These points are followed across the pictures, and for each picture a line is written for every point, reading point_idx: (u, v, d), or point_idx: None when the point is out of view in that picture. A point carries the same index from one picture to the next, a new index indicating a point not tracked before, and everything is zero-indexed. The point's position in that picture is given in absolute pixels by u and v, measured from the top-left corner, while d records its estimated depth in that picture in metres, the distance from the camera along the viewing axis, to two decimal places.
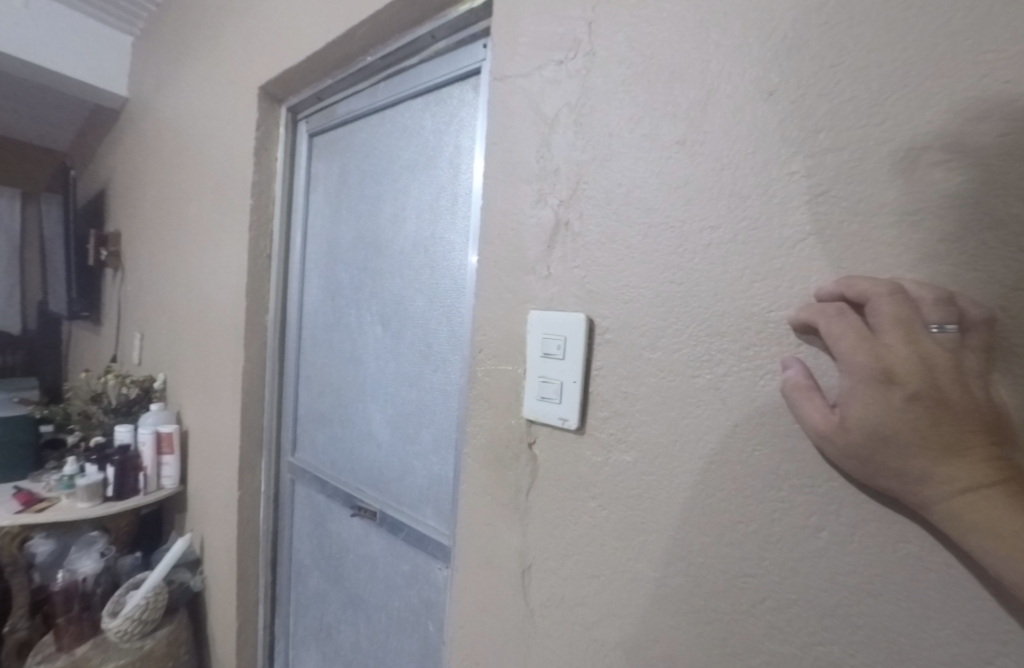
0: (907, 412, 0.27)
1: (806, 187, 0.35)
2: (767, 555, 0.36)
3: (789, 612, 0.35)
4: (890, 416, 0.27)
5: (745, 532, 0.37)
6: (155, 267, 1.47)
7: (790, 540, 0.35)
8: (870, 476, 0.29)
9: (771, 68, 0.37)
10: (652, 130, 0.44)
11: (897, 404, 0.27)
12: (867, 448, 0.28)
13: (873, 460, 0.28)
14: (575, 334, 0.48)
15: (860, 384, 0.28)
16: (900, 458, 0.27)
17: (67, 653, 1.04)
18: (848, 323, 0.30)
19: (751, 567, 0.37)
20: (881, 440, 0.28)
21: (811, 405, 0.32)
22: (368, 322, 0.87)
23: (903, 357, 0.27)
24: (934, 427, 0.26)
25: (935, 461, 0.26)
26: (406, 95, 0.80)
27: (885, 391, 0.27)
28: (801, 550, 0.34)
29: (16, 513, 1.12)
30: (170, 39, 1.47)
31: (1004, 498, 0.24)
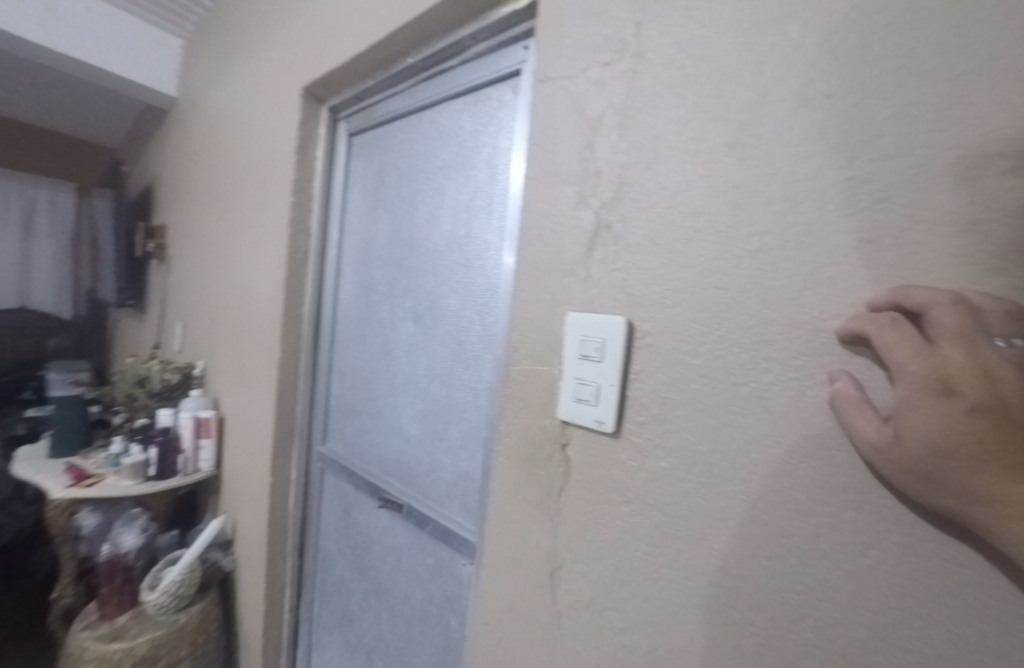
0: (964, 423, 0.25)
1: (863, 193, 0.34)
2: (809, 570, 0.35)
3: (833, 630, 0.34)
4: (944, 428, 0.26)
5: (786, 546, 0.37)
6: (198, 260, 1.53)
7: (835, 557, 0.34)
8: (930, 495, 0.27)
9: (829, 71, 0.36)
10: (700, 133, 0.43)
11: (952, 415, 0.26)
12: (924, 462, 0.27)
13: (925, 476, 0.27)
14: (614, 338, 0.48)
15: (916, 394, 0.28)
16: (954, 473, 0.26)
17: (109, 622, 1.10)
18: (903, 333, 0.29)
19: (792, 582, 0.36)
20: (933, 452, 0.26)
21: (862, 419, 0.31)
22: (401, 318, 0.89)
23: (961, 367, 0.26)
24: (997, 441, 0.24)
25: (994, 478, 0.24)
26: (445, 96, 0.81)
27: (943, 402, 0.26)
28: (847, 568, 0.33)
29: (67, 487, 1.19)
30: (218, 41, 1.53)
31: None
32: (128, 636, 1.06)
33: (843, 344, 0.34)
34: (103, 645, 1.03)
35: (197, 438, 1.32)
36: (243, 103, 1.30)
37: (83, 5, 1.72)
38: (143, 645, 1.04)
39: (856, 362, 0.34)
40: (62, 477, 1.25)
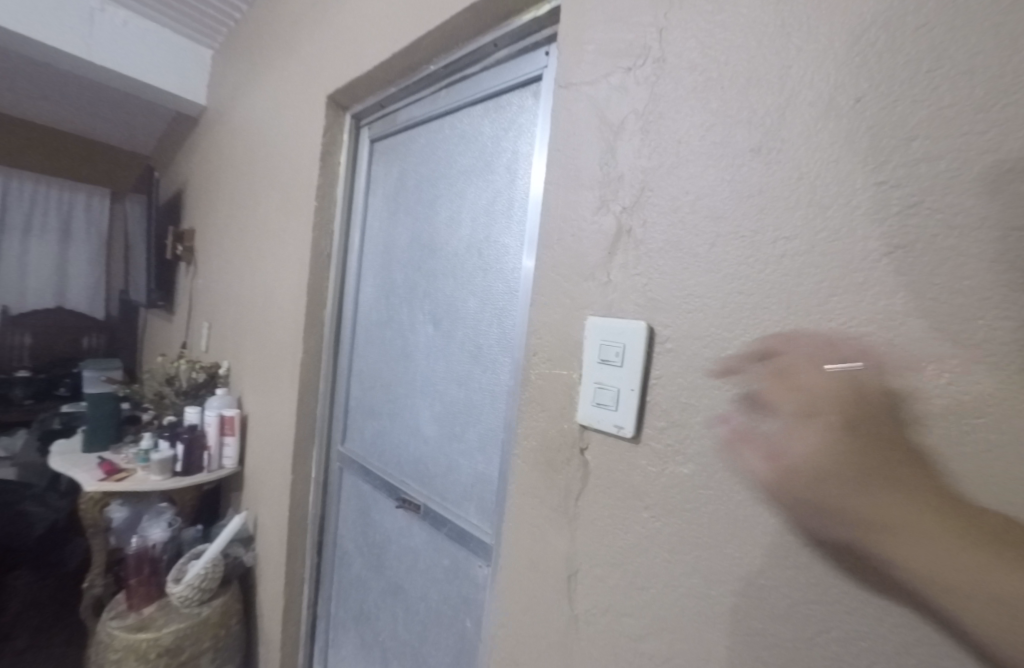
0: (841, 440, 0.28)
1: (894, 199, 0.33)
2: (834, 583, 0.34)
3: (859, 645, 0.33)
4: (831, 447, 0.28)
5: (809, 557, 0.36)
6: (225, 263, 1.58)
7: (862, 570, 0.33)
8: (820, 522, 0.29)
9: (858, 74, 0.35)
10: (724, 138, 0.43)
11: (836, 434, 0.29)
12: (809, 487, 0.29)
13: (826, 502, 0.28)
14: (635, 342, 0.48)
15: (804, 420, 0.30)
16: (849, 493, 0.27)
17: (136, 612, 1.14)
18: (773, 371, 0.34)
19: (815, 594, 0.35)
20: (829, 475, 0.28)
21: (751, 452, 0.33)
22: (420, 321, 0.90)
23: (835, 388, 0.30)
24: (868, 456, 0.27)
25: (881, 491, 0.26)
26: (466, 102, 0.83)
27: (813, 424, 0.30)
28: (874, 582, 0.33)
29: (100, 480, 1.24)
30: (246, 52, 1.58)
31: (947, 530, 0.24)
32: (154, 626, 1.09)
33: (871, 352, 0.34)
34: (131, 634, 1.07)
35: (222, 436, 1.36)
36: (270, 111, 1.34)
37: (122, 19, 1.80)
38: (168, 636, 1.08)
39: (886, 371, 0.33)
40: (95, 471, 1.30)
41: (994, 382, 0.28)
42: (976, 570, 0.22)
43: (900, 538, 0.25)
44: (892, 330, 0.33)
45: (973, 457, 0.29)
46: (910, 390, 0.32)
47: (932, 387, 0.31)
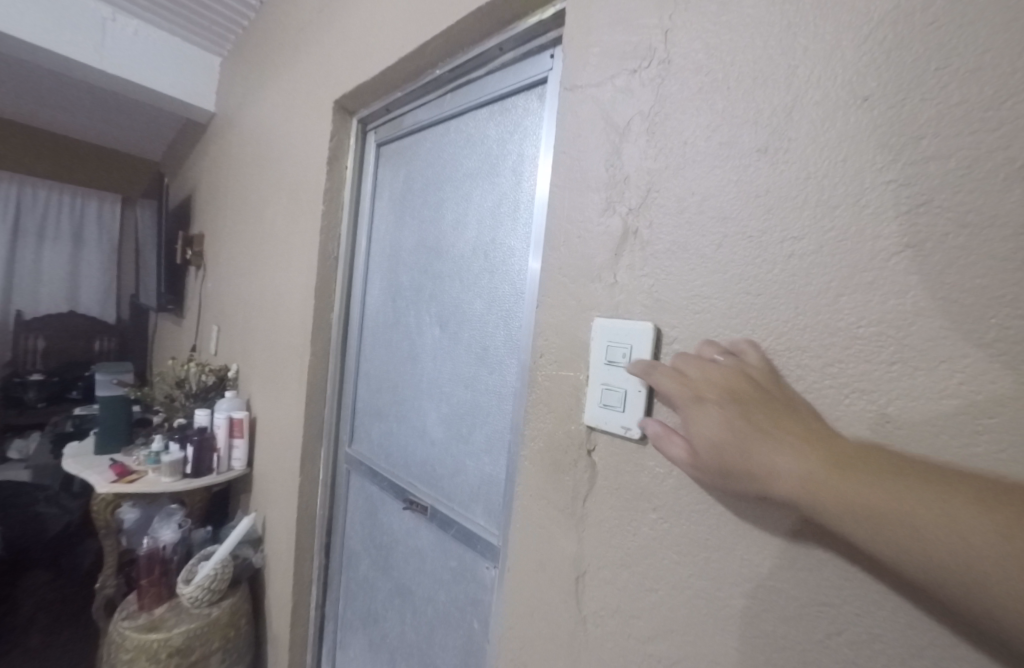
0: (729, 413, 0.35)
1: (903, 197, 0.33)
2: (847, 585, 0.34)
3: (873, 648, 0.33)
4: (724, 420, 0.35)
5: (821, 558, 0.36)
6: (234, 267, 1.60)
7: (875, 571, 0.33)
8: (734, 486, 0.35)
9: (866, 72, 0.35)
10: (731, 138, 0.43)
11: (726, 409, 0.36)
12: (716, 461, 0.35)
13: (731, 467, 0.34)
14: (642, 343, 0.48)
15: (702, 403, 0.37)
16: (743, 455, 0.33)
17: (147, 612, 1.15)
18: (667, 373, 0.41)
19: (827, 596, 0.35)
20: (728, 444, 0.35)
21: (675, 446, 0.40)
22: (426, 324, 0.91)
23: (720, 375, 0.38)
24: (753, 422, 0.34)
25: (767, 448, 0.32)
26: (471, 106, 0.83)
27: (704, 409, 0.37)
28: (888, 583, 0.32)
29: (112, 481, 1.25)
30: (255, 59, 1.61)
31: (816, 461, 0.30)
32: (165, 626, 1.11)
33: (883, 351, 0.33)
34: (142, 634, 1.08)
35: (231, 438, 1.38)
36: (277, 116, 1.36)
37: (133, 29, 1.84)
38: (178, 636, 1.09)
39: (898, 370, 0.33)
40: (107, 473, 1.32)
41: (1009, 381, 0.28)
42: (897, 515, 0.25)
43: (786, 480, 0.31)
44: (904, 329, 0.32)
45: (987, 458, 0.29)
46: (922, 390, 0.31)
47: (945, 387, 0.30)
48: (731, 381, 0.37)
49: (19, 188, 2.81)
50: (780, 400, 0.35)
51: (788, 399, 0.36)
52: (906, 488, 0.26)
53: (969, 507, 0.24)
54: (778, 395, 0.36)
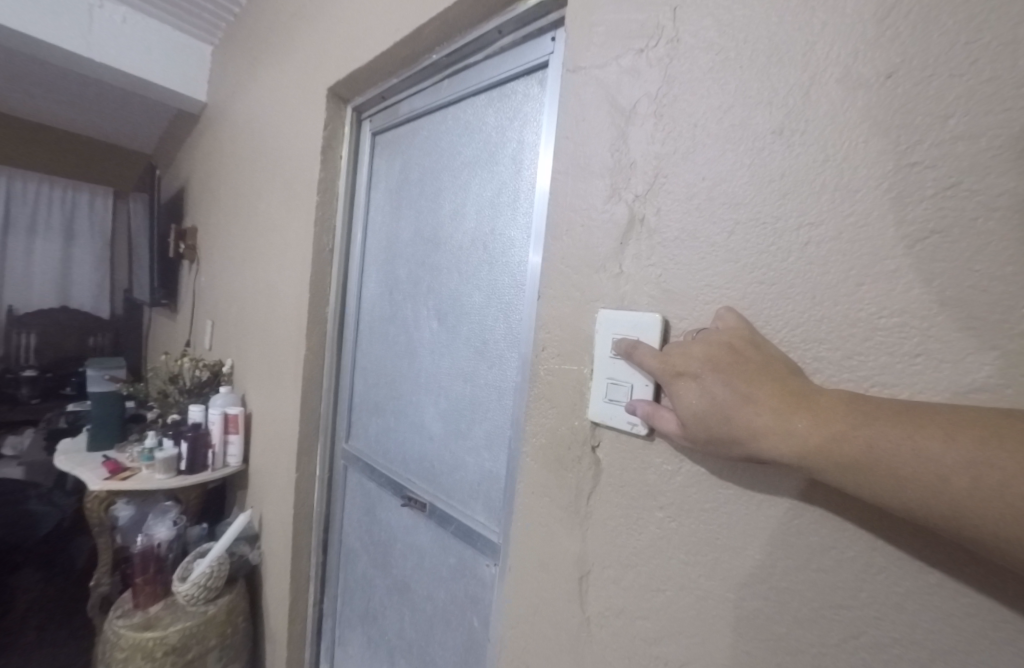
0: (707, 382, 0.36)
1: (933, 179, 0.31)
2: (865, 587, 0.33)
3: (891, 651, 0.32)
4: (705, 390, 0.36)
5: (836, 557, 0.34)
6: (227, 260, 1.57)
7: (895, 574, 0.31)
8: (724, 452, 0.35)
9: (890, 47, 0.33)
10: (745, 121, 0.41)
11: (705, 377, 0.36)
12: (705, 432, 0.36)
13: (715, 434, 0.35)
14: (649, 336, 0.46)
15: (683, 377, 0.38)
16: (725, 421, 0.34)
17: (142, 611, 1.14)
18: (647, 354, 0.42)
19: (844, 597, 0.34)
20: (711, 412, 0.35)
21: (664, 421, 0.41)
22: (424, 317, 0.89)
23: (696, 347, 0.38)
24: (730, 385, 0.34)
25: (747, 411, 0.33)
26: (469, 92, 0.81)
27: (687, 384, 0.38)
28: (909, 587, 0.31)
29: (105, 479, 1.24)
30: (247, 46, 1.56)
31: (798, 419, 0.30)
32: (160, 624, 1.09)
33: (905, 344, 0.32)
34: (138, 632, 1.06)
35: (226, 434, 1.35)
36: (270, 106, 1.33)
37: (120, 17, 1.79)
38: (175, 634, 1.08)
39: (922, 363, 0.31)
40: (99, 470, 1.30)
41: None
42: (883, 463, 0.26)
43: (772, 442, 0.31)
44: (928, 320, 0.31)
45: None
46: (949, 383, 0.30)
47: (972, 378, 0.29)
48: (708, 350, 0.37)
49: (9, 181, 2.76)
50: (756, 357, 0.35)
51: (762, 353, 0.36)
52: (884, 431, 0.27)
53: (942, 441, 0.25)
54: (750, 352, 0.36)
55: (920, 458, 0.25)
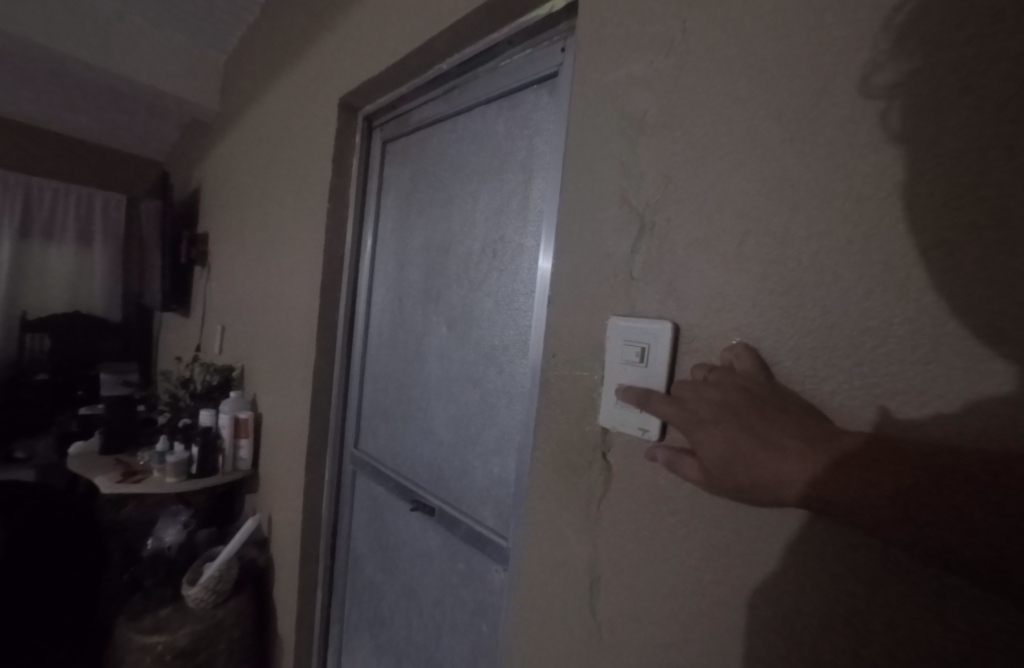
0: (727, 428, 0.35)
1: (942, 190, 0.31)
2: (886, 606, 0.32)
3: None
4: (723, 437, 0.35)
5: (853, 571, 0.34)
6: (238, 265, 1.60)
7: (916, 590, 0.31)
8: (751, 500, 0.33)
9: (897, 58, 0.34)
10: (754, 132, 0.41)
11: (723, 424, 0.35)
12: (729, 481, 0.34)
13: (740, 482, 0.34)
14: (660, 342, 0.46)
15: (700, 422, 0.37)
16: (750, 467, 0.33)
17: (153, 613, 1.15)
18: (660, 399, 0.41)
19: (865, 613, 0.33)
20: (735, 458, 0.34)
21: (680, 466, 0.39)
22: (433, 323, 0.90)
23: (712, 392, 0.38)
24: (750, 432, 0.34)
25: (771, 459, 0.32)
26: (479, 101, 0.82)
27: (705, 429, 0.37)
28: (932, 604, 0.30)
29: (117, 482, 1.26)
30: (260, 57, 1.60)
31: (823, 464, 0.30)
32: (170, 627, 1.10)
33: (917, 351, 0.32)
34: (146, 635, 1.07)
35: (236, 438, 1.37)
36: (282, 115, 1.35)
37: (137, 28, 1.84)
38: (184, 637, 1.08)
39: (934, 370, 0.31)
40: (112, 473, 1.32)
41: None
42: (918, 505, 0.25)
43: (802, 490, 0.30)
44: (939, 328, 0.31)
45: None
46: (960, 390, 0.30)
47: (982, 386, 0.29)
48: (723, 395, 0.37)
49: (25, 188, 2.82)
50: (774, 405, 0.35)
51: (777, 398, 0.36)
52: (961, 499, 0.24)
53: (973, 479, 0.24)
54: (766, 398, 0.36)
55: (1002, 528, 0.23)
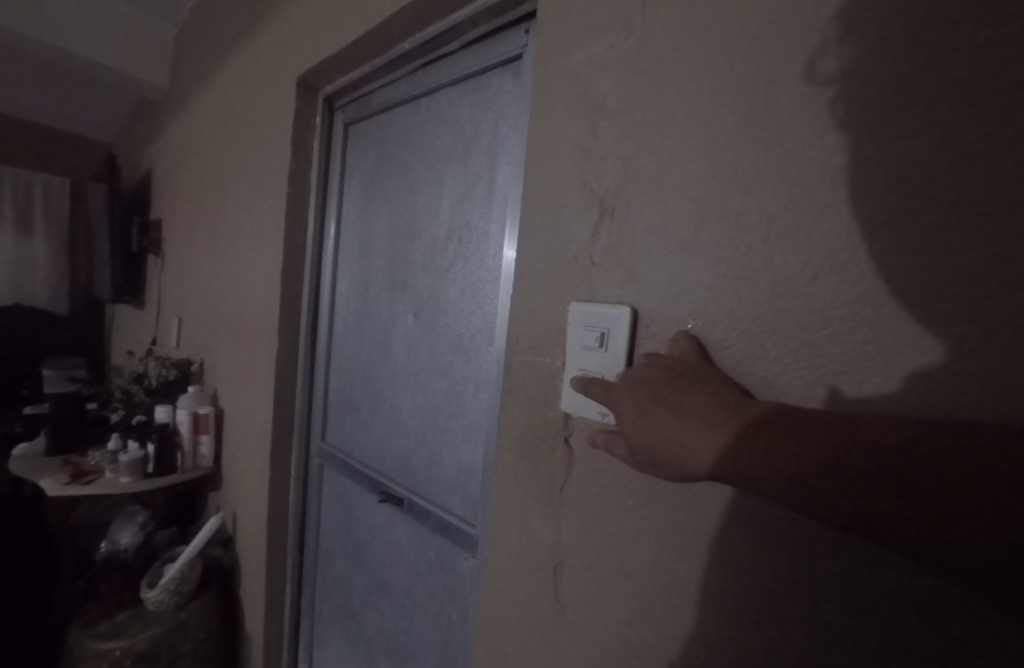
0: (660, 410, 0.36)
1: (883, 176, 0.32)
2: (830, 578, 0.34)
3: (851, 634, 0.33)
4: (656, 419, 0.36)
5: (802, 545, 0.35)
6: (195, 254, 1.52)
7: (859, 562, 0.32)
8: (682, 479, 0.34)
9: (844, 45, 0.34)
10: (710, 117, 0.42)
11: (658, 406, 0.36)
12: (661, 461, 0.35)
13: (671, 462, 0.34)
14: (619, 327, 0.46)
15: (635, 406, 0.37)
16: (680, 448, 0.34)
17: (109, 618, 1.09)
18: (600, 384, 0.41)
19: (811, 585, 0.35)
20: (667, 440, 0.35)
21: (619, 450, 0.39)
22: (400, 312, 0.88)
23: (649, 376, 0.38)
24: (683, 414, 0.35)
25: (700, 438, 0.33)
26: (443, 83, 0.80)
27: (639, 412, 0.37)
28: (875, 576, 0.32)
29: (65, 484, 1.18)
30: (212, 30, 1.50)
31: (745, 441, 0.31)
32: (128, 632, 1.05)
33: (857, 332, 0.33)
34: (101, 641, 1.02)
35: (196, 435, 1.31)
36: (238, 94, 1.28)
37: None
38: (144, 641, 1.04)
39: (872, 350, 0.32)
40: (59, 475, 1.25)
41: (972, 359, 0.29)
42: (826, 476, 0.27)
43: (727, 467, 0.31)
44: (876, 311, 0.32)
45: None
46: (896, 369, 0.31)
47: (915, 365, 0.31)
48: (660, 378, 0.37)
49: None
50: (704, 385, 0.36)
51: (709, 379, 0.37)
52: (865, 469, 0.26)
53: (874, 451, 0.26)
54: (699, 383, 0.36)
55: (897, 495, 0.25)
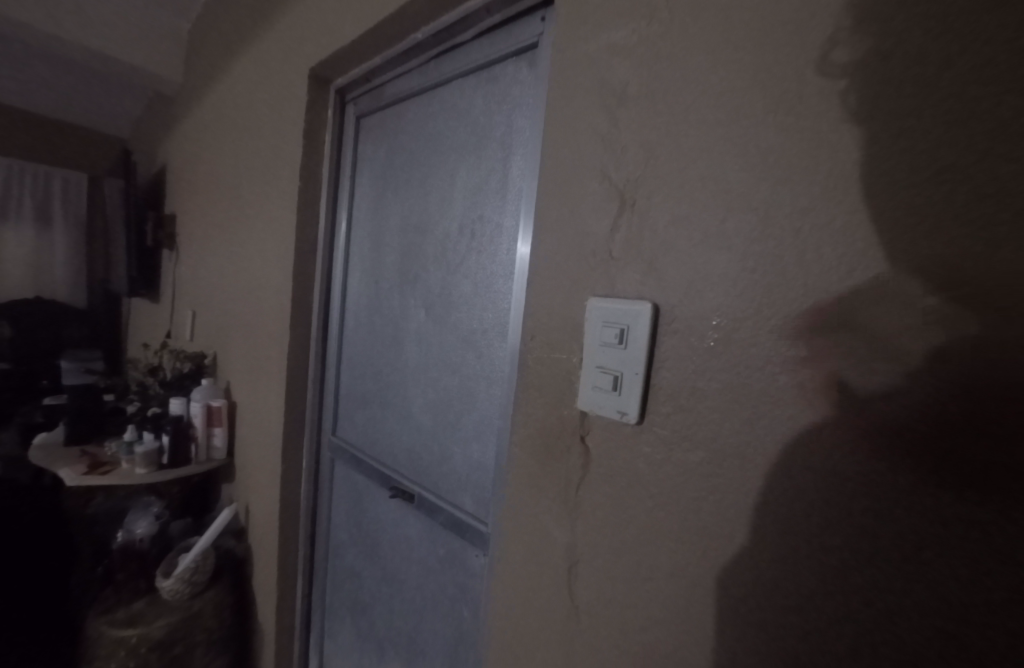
0: None
1: (927, 165, 0.30)
2: (863, 588, 0.32)
3: (887, 646, 0.31)
4: None
5: (818, 561, 0.34)
6: (208, 248, 1.53)
7: (895, 572, 0.31)
8: None
9: (885, 26, 0.32)
10: (735, 105, 0.40)
11: None
12: None
13: None
14: (640, 323, 0.45)
15: None
16: None
17: (126, 606, 1.11)
18: None
19: (843, 596, 0.33)
20: None
21: None
22: (411, 308, 0.87)
23: None
24: None
25: None
26: (456, 74, 0.78)
27: None
28: (913, 587, 0.30)
29: (82, 475, 1.21)
30: (225, 24, 1.50)
31: None
32: (144, 620, 1.07)
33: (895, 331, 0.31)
34: (118, 629, 1.04)
35: (209, 427, 1.32)
36: (250, 87, 1.28)
37: None
38: (160, 629, 1.06)
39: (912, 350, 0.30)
40: (77, 465, 1.27)
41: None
42: None
43: None
44: (917, 308, 0.30)
45: (992, 457, 0.27)
46: (939, 371, 0.29)
47: (958, 367, 0.28)
48: None
49: None
50: None
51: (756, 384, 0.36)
52: None
53: None
54: None
55: None
